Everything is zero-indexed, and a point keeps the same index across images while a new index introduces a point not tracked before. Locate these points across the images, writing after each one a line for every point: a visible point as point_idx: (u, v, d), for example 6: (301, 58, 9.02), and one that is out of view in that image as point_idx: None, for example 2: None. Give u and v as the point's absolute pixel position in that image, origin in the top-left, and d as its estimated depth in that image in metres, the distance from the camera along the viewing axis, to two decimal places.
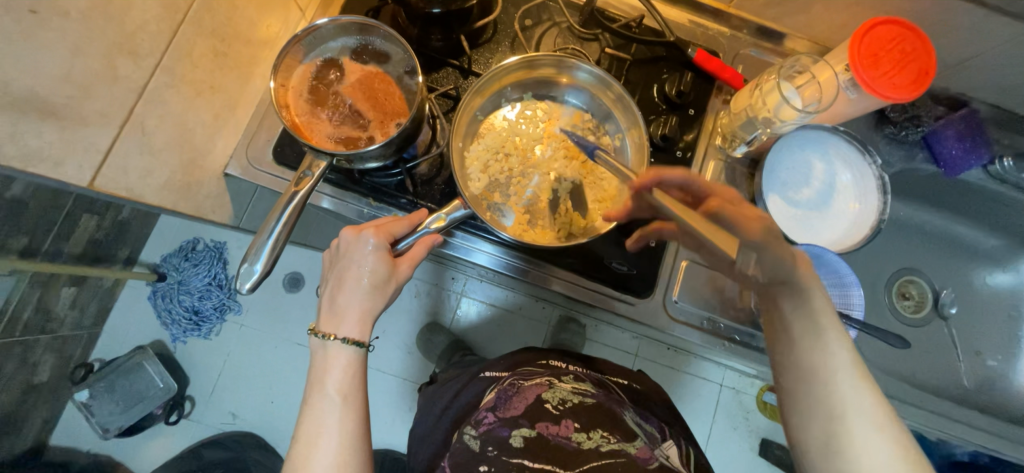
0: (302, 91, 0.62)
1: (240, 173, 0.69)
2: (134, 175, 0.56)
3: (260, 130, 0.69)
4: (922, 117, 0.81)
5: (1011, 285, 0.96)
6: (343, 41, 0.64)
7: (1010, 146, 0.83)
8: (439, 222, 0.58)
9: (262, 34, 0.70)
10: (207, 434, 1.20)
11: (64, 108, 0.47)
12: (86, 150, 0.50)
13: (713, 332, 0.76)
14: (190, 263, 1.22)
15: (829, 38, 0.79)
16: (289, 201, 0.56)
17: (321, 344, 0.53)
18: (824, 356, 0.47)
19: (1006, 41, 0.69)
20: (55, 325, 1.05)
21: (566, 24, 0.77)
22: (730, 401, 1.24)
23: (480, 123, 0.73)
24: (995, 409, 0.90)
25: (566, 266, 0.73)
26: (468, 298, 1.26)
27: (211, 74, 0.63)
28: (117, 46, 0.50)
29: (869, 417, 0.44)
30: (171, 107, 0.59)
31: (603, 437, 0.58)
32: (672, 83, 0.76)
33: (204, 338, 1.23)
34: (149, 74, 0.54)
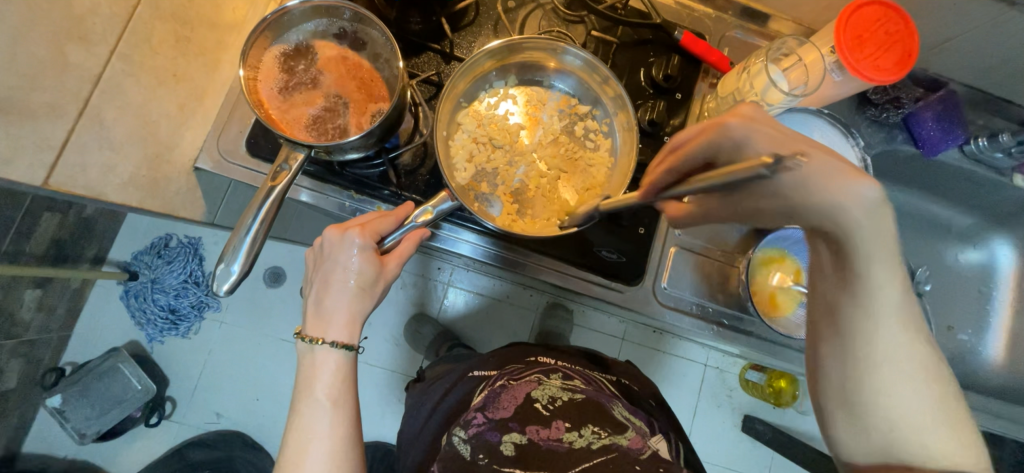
0: (273, 79, 0.58)
1: (212, 166, 0.64)
2: (93, 173, 0.55)
3: (230, 121, 0.65)
4: (902, 99, 0.82)
5: (982, 261, 0.99)
6: (318, 23, 0.61)
7: (985, 127, 0.85)
8: (425, 215, 0.55)
9: (228, 18, 0.68)
10: (191, 434, 1.16)
11: (10, 100, 0.47)
12: (36, 146, 0.50)
13: (702, 316, 0.77)
14: (163, 261, 1.17)
15: (813, 20, 0.79)
16: (266, 197, 0.53)
17: (309, 348, 0.51)
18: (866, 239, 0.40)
19: (986, 21, 0.70)
20: (21, 329, 0.99)
21: (551, 6, 0.74)
22: (714, 380, 1.27)
23: (463, 110, 0.70)
24: (965, 380, 0.94)
25: (553, 254, 0.72)
26: (454, 288, 1.24)
27: (174, 60, 0.62)
28: (64, 33, 0.52)
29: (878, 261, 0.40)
30: (131, 97, 0.58)
31: (594, 432, 0.59)
32: (659, 67, 0.74)
33: (182, 338, 1.18)
34: (104, 62, 0.55)
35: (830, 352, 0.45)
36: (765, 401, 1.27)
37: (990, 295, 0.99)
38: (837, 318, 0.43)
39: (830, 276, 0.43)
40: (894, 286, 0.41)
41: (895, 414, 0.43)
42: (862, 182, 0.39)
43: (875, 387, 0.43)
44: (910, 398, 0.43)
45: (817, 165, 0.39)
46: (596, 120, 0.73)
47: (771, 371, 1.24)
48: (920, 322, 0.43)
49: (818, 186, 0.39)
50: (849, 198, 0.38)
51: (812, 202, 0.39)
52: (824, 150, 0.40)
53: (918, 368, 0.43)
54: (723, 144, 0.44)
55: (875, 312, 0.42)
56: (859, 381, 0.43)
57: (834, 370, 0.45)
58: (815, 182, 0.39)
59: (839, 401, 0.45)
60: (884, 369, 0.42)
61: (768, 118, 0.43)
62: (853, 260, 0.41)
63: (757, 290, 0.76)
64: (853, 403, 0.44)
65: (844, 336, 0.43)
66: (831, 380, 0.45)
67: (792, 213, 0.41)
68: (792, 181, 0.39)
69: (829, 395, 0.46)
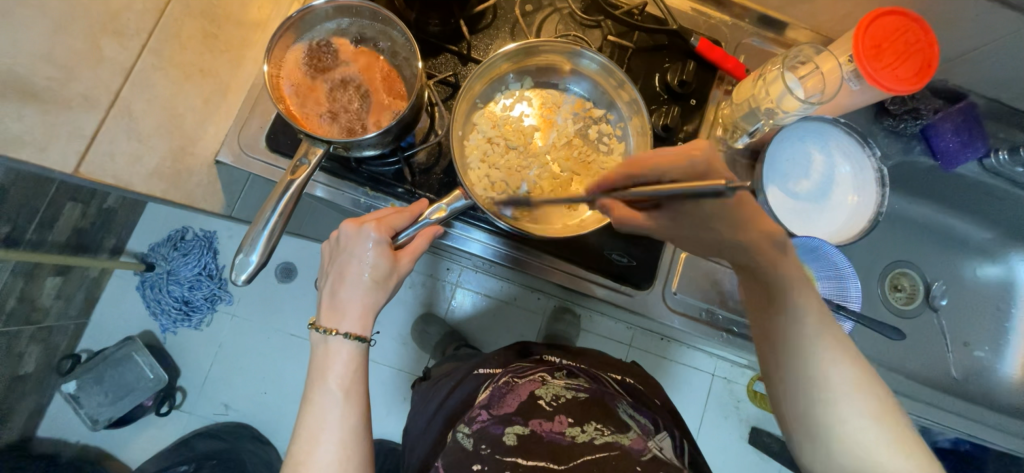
0: (294, 76, 0.60)
1: (231, 160, 0.66)
2: (120, 161, 0.58)
3: (252, 115, 0.67)
4: (922, 110, 0.80)
5: (1000, 277, 0.97)
6: (341, 22, 0.62)
7: (1006, 140, 0.84)
8: (440, 212, 0.56)
9: (254, 16, 0.71)
10: (200, 425, 1.18)
11: (45, 90, 0.51)
12: (69, 135, 0.53)
13: (711, 323, 0.77)
14: (179, 253, 1.19)
15: (831, 29, 0.79)
16: (285, 190, 0.54)
17: (322, 338, 0.52)
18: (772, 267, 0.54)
19: (1009, 33, 0.69)
20: (40, 315, 1.02)
21: (567, 10, 0.75)
22: (721, 390, 1.25)
23: (479, 110, 0.71)
24: (980, 399, 0.92)
25: (563, 256, 0.72)
26: (462, 289, 1.25)
27: (200, 56, 0.65)
28: (101, 26, 0.54)
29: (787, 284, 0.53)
30: (158, 90, 0.60)
31: (597, 429, 0.59)
32: (674, 73, 0.75)
33: (195, 329, 1.21)
34: (134, 55, 0.58)
35: (779, 379, 0.52)
36: (773, 414, 1.25)
37: (1008, 311, 0.97)
38: (773, 342, 0.52)
39: (762, 309, 0.54)
40: (809, 309, 0.51)
41: (847, 434, 0.47)
42: (770, 228, 0.56)
43: (821, 407, 0.48)
44: (858, 418, 0.47)
45: (746, 205, 0.57)
46: (609, 124, 0.73)
47: None
48: (849, 345, 0.50)
49: (746, 224, 0.56)
50: (755, 237, 0.56)
51: (735, 238, 0.56)
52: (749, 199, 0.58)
53: (857, 387, 0.48)
54: (677, 169, 0.57)
55: (802, 335, 0.50)
56: (803, 403, 0.49)
57: (784, 395, 0.51)
58: (741, 221, 0.57)
59: (798, 428, 0.50)
60: (824, 389, 0.48)
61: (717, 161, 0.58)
62: (771, 293, 0.53)
63: None
64: (809, 426, 0.49)
65: (784, 360, 0.51)
66: (786, 406, 0.51)
67: (720, 250, 0.59)
68: (730, 213, 0.57)
69: (791, 422, 0.51)
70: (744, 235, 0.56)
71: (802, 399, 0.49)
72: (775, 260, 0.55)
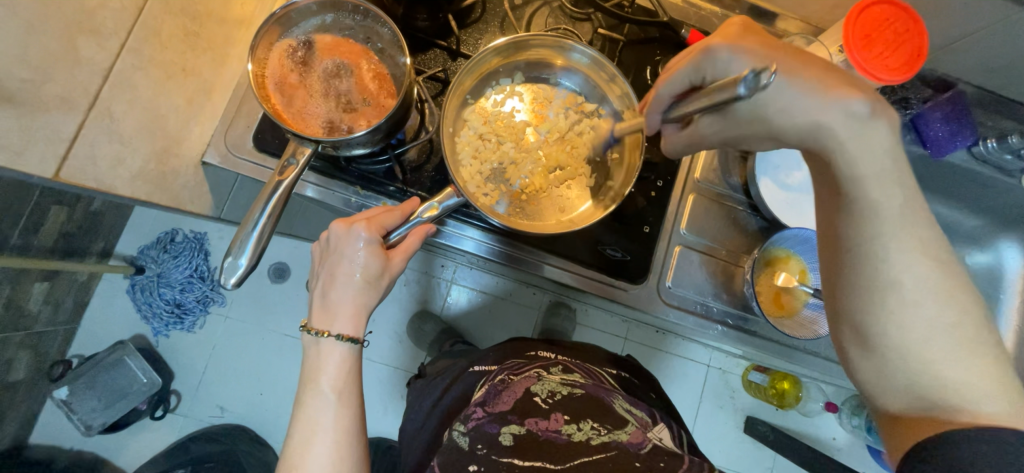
0: (282, 75, 0.59)
1: (218, 160, 0.65)
2: (103, 165, 0.57)
3: (238, 116, 0.66)
4: (910, 99, 0.82)
5: (989, 264, 0.98)
6: (325, 18, 0.61)
7: (994, 128, 0.84)
8: (431, 211, 0.55)
9: (237, 14, 0.72)
10: (196, 427, 1.17)
11: (22, 93, 0.48)
12: (48, 138, 0.51)
13: (706, 315, 0.77)
14: (170, 256, 1.17)
15: (822, 19, 0.79)
16: (274, 191, 0.53)
17: (313, 341, 0.51)
18: (852, 154, 0.41)
19: (996, 21, 0.69)
20: (28, 321, 1.00)
21: (557, 4, 0.74)
22: (716, 381, 1.26)
23: (469, 106, 0.70)
24: None
25: (557, 252, 0.72)
26: (458, 285, 1.25)
27: (182, 55, 0.64)
28: (77, 25, 0.52)
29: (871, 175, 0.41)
30: (140, 90, 0.60)
31: (593, 428, 0.58)
32: (665, 65, 0.74)
33: (187, 332, 1.19)
34: (114, 56, 0.56)
35: (839, 282, 0.45)
36: (768, 403, 1.26)
37: (997, 297, 0.98)
38: (839, 248, 0.44)
39: (830, 200, 0.44)
40: (893, 199, 0.41)
41: (910, 342, 0.41)
42: (853, 97, 0.41)
43: (890, 314, 0.41)
44: (928, 326, 0.40)
45: (799, 74, 0.42)
46: (601, 118, 0.73)
47: (775, 372, 1.22)
48: (936, 241, 0.41)
49: (806, 101, 0.42)
50: (836, 113, 0.41)
51: (794, 121, 0.42)
52: (806, 65, 0.43)
53: (934, 291, 0.40)
54: (708, 66, 0.46)
55: (877, 232, 0.41)
56: (867, 306, 0.42)
57: (844, 300, 0.44)
58: (805, 100, 0.42)
59: (853, 335, 0.44)
60: (895, 295, 0.41)
61: (751, 40, 0.45)
62: (843, 180, 0.42)
63: (762, 288, 0.75)
64: (866, 334, 0.43)
65: (852, 258, 0.43)
66: (843, 310, 0.44)
67: (778, 136, 0.44)
68: (777, 94, 0.42)
69: (851, 338, 0.44)
70: (812, 111, 0.41)
71: (866, 305, 0.42)
72: (854, 142, 0.41)
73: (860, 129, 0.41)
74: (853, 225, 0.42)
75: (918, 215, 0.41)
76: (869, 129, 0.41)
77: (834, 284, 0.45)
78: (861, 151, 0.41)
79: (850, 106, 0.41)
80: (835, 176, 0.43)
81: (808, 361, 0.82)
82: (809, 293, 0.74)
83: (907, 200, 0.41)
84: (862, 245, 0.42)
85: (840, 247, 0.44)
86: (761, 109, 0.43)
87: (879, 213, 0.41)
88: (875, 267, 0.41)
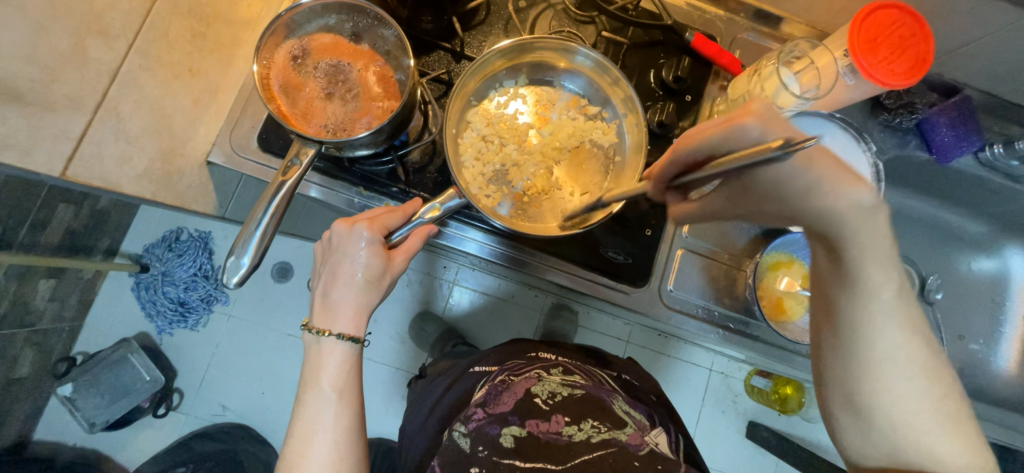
0: (286, 76, 0.59)
1: (223, 160, 0.66)
2: (110, 163, 0.58)
3: (243, 116, 0.66)
4: (917, 104, 0.81)
5: (995, 271, 0.97)
6: (329, 19, 0.61)
7: (1000, 134, 0.83)
8: (433, 212, 0.56)
9: (243, 15, 0.72)
10: (197, 425, 1.18)
11: (31, 92, 0.49)
12: (55, 137, 0.52)
13: (708, 319, 0.77)
14: (174, 254, 1.18)
15: (826, 23, 0.79)
16: (277, 191, 0.53)
17: (315, 340, 0.51)
18: (857, 247, 0.40)
19: (1004, 26, 0.69)
20: (34, 318, 1.01)
21: (561, 7, 0.74)
22: (718, 385, 1.26)
23: (473, 108, 0.70)
24: (977, 392, 0.92)
25: (559, 255, 0.72)
26: (459, 287, 1.25)
27: (189, 56, 0.65)
28: (85, 25, 0.53)
29: (874, 264, 0.40)
30: (146, 90, 0.60)
31: (593, 427, 0.58)
32: (669, 68, 0.74)
33: (191, 330, 1.20)
34: (121, 56, 0.57)
35: (831, 350, 0.45)
36: (770, 408, 1.26)
37: (1003, 304, 0.97)
38: (834, 320, 0.44)
39: (828, 280, 0.43)
40: (892, 284, 0.41)
41: (898, 414, 0.42)
42: (862, 188, 0.38)
43: (878, 387, 0.43)
44: (911, 398, 0.42)
45: (817, 158, 0.38)
46: (604, 121, 0.73)
47: (777, 378, 1.21)
48: (922, 321, 0.42)
49: (820, 187, 0.38)
50: (845, 203, 0.38)
51: (809, 206, 0.39)
52: (830, 150, 0.39)
53: (917, 366, 0.42)
54: (738, 140, 0.39)
55: (873, 311, 0.41)
56: (858, 380, 0.43)
57: (833, 367, 0.45)
58: (820, 185, 0.38)
59: (842, 402, 0.45)
60: (886, 370, 0.42)
61: (787, 118, 0.39)
62: (846, 266, 0.41)
63: (764, 292, 0.75)
64: (855, 402, 0.44)
65: (846, 333, 0.43)
66: (832, 376, 0.45)
67: (790, 218, 0.41)
68: (795, 179, 0.39)
69: (836, 402, 0.46)
70: (824, 199, 0.38)
71: (859, 377, 0.43)
72: (862, 234, 0.39)
73: (865, 221, 0.39)
74: (851, 304, 0.42)
75: (907, 296, 0.42)
76: (876, 224, 0.39)
77: (823, 350, 0.46)
78: (864, 245, 0.39)
79: (857, 195, 0.38)
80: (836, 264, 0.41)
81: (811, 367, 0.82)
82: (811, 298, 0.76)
83: (901, 284, 0.41)
84: (858, 321, 0.42)
85: (835, 321, 0.44)
86: (778, 189, 0.39)
87: (876, 295, 0.41)
88: (868, 342, 0.42)
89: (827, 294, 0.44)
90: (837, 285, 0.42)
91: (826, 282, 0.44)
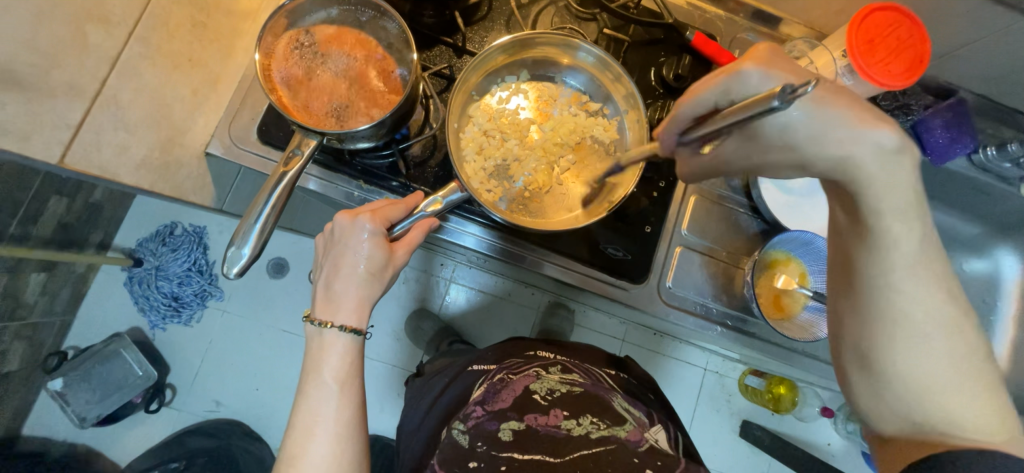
0: (287, 67, 0.59)
1: (222, 151, 0.65)
2: (107, 152, 0.57)
3: (243, 107, 0.66)
4: (911, 105, 0.83)
5: (986, 272, 0.98)
6: (331, 12, 0.61)
7: (994, 136, 0.85)
8: (435, 205, 0.56)
9: (243, 6, 0.70)
10: (191, 421, 1.17)
11: (30, 77, 0.50)
12: (54, 125, 0.52)
13: (705, 316, 0.77)
14: (168, 249, 1.17)
15: (825, 24, 0.79)
16: (278, 182, 0.53)
17: (316, 331, 0.51)
18: (874, 193, 0.39)
19: (999, 29, 0.70)
20: (25, 311, 0.99)
21: (563, 3, 0.75)
22: (713, 384, 1.27)
23: (475, 103, 0.70)
24: None
25: (560, 250, 0.72)
26: (456, 284, 1.25)
27: (189, 46, 0.64)
28: (86, 12, 0.54)
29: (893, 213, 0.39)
30: (146, 79, 0.60)
31: (593, 422, 0.59)
32: (670, 66, 0.75)
33: (184, 325, 1.19)
34: (121, 43, 0.58)
35: (849, 307, 0.45)
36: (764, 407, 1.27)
37: (994, 305, 0.99)
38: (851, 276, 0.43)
39: (848, 234, 0.43)
40: (913, 235, 0.40)
41: (916, 372, 0.41)
42: (883, 129, 0.39)
43: (899, 344, 0.41)
44: (934, 358, 0.41)
45: (829, 100, 0.39)
46: (606, 118, 0.73)
47: (772, 377, 1.22)
48: (948, 277, 0.41)
49: (833, 133, 0.39)
50: (865, 147, 0.38)
51: (825, 152, 0.39)
52: (840, 93, 0.40)
53: (940, 324, 0.41)
54: (737, 88, 0.40)
55: (892, 266, 0.40)
56: (875, 337, 0.43)
57: (853, 325, 0.44)
58: (834, 131, 0.39)
59: (858, 361, 0.45)
60: (905, 326, 0.41)
61: (782, 64, 0.40)
62: (863, 215, 0.41)
63: (762, 289, 0.76)
64: (871, 361, 0.43)
65: (863, 289, 0.43)
66: (852, 334, 0.45)
67: (807, 167, 0.42)
68: (804, 124, 0.39)
69: (853, 361, 0.45)
70: (843, 143, 0.39)
71: (874, 333, 0.43)
72: (882, 178, 0.39)
73: (885, 167, 0.39)
74: (868, 258, 0.41)
75: (931, 249, 0.40)
76: (895, 172, 0.39)
77: (842, 308, 0.45)
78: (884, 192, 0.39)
79: (877, 138, 0.38)
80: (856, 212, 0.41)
81: (808, 364, 0.82)
82: (808, 296, 0.76)
83: (924, 236, 0.40)
84: (875, 276, 0.41)
85: (852, 276, 0.43)
86: (790, 136, 0.40)
87: (895, 247, 0.40)
88: (887, 297, 0.41)
89: (845, 247, 0.44)
90: (853, 236, 0.42)
91: (844, 236, 0.44)
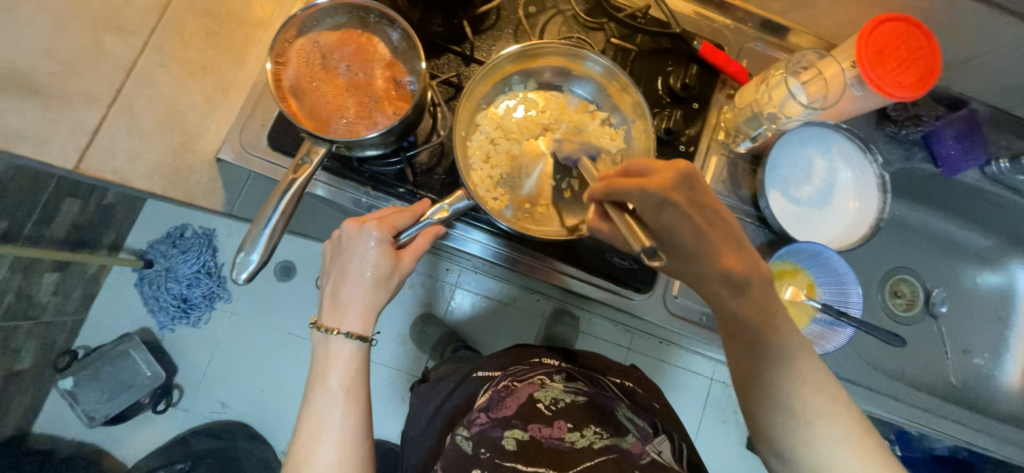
0: (297, 75, 0.59)
1: (232, 157, 0.66)
2: (122, 157, 0.59)
3: (253, 114, 0.67)
4: (923, 116, 0.81)
5: (1000, 285, 0.96)
6: (339, 20, 0.62)
7: (1007, 148, 0.84)
8: (441, 213, 0.56)
9: (256, 14, 0.71)
10: (196, 422, 1.17)
11: (47, 85, 0.53)
12: (70, 131, 0.55)
13: (711, 327, 0.77)
14: (178, 251, 1.18)
15: (834, 33, 0.79)
16: (287, 189, 0.54)
17: (323, 338, 0.52)
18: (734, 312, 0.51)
19: (1011, 40, 0.70)
20: (38, 311, 1.01)
21: (571, 13, 0.75)
22: (720, 394, 1.25)
23: (482, 112, 0.71)
24: (980, 406, 0.92)
25: (565, 259, 0.72)
26: (461, 290, 1.25)
27: (202, 54, 0.66)
28: (104, 22, 0.58)
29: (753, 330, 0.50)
30: (160, 86, 0.62)
31: (596, 432, 0.60)
32: (677, 76, 0.75)
33: (193, 327, 1.20)
34: (137, 51, 0.60)
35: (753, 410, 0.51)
36: None
37: (1009, 319, 0.96)
38: (747, 380, 0.51)
39: (733, 346, 0.52)
40: (776, 342, 0.50)
41: (819, 461, 0.47)
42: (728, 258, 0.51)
43: (801, 435, 0.47)
44: (833, 445, 0.46)
45: (702, 232, 0.51)
46: (613, 126, 0.73)
47: None
48: (819, 373, 0.49)
49: (701, 259, 0.51)
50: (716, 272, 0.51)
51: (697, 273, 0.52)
52: (707, 224, 0.52)
53: (828, 415, 0.47)
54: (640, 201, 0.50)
55: (771, 368, 0.49)
56: (788, 436, 0.48)
57: (762, 425, 0.50)
58: (700, 254, 0.51)
59: (776, 455, 0.50)
60: (799, 418, 0.47)
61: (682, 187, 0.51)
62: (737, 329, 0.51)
63: None
64: (784, 453, 0.49)
65: (759, 389, 0.50)
66: (764, 431, 0.50)
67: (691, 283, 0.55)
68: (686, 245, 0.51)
69: (774, 456, 0.50)
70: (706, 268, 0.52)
71: (780, 428, 0.48)
72: (734, 300, 0.51)
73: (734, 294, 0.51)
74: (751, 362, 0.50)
75: (793, 351, 0.49)
76: (741, 297, 0.51)
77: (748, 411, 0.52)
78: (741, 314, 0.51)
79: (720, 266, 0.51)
80: (732, 329, 0.52)
81: None
82: (817, 308, 0.75)
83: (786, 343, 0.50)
84: (763, 377, 0.49)
85: (747, 379, 0.51)
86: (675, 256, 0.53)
87: (769, 352, 0.49)
88: (777, 395, 0.49)
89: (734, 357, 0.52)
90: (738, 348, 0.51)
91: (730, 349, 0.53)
